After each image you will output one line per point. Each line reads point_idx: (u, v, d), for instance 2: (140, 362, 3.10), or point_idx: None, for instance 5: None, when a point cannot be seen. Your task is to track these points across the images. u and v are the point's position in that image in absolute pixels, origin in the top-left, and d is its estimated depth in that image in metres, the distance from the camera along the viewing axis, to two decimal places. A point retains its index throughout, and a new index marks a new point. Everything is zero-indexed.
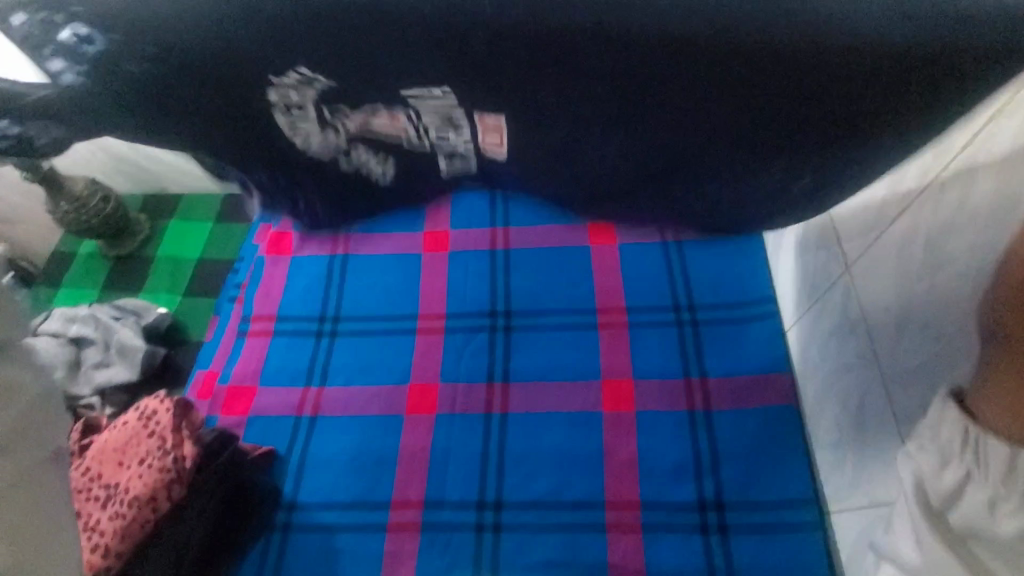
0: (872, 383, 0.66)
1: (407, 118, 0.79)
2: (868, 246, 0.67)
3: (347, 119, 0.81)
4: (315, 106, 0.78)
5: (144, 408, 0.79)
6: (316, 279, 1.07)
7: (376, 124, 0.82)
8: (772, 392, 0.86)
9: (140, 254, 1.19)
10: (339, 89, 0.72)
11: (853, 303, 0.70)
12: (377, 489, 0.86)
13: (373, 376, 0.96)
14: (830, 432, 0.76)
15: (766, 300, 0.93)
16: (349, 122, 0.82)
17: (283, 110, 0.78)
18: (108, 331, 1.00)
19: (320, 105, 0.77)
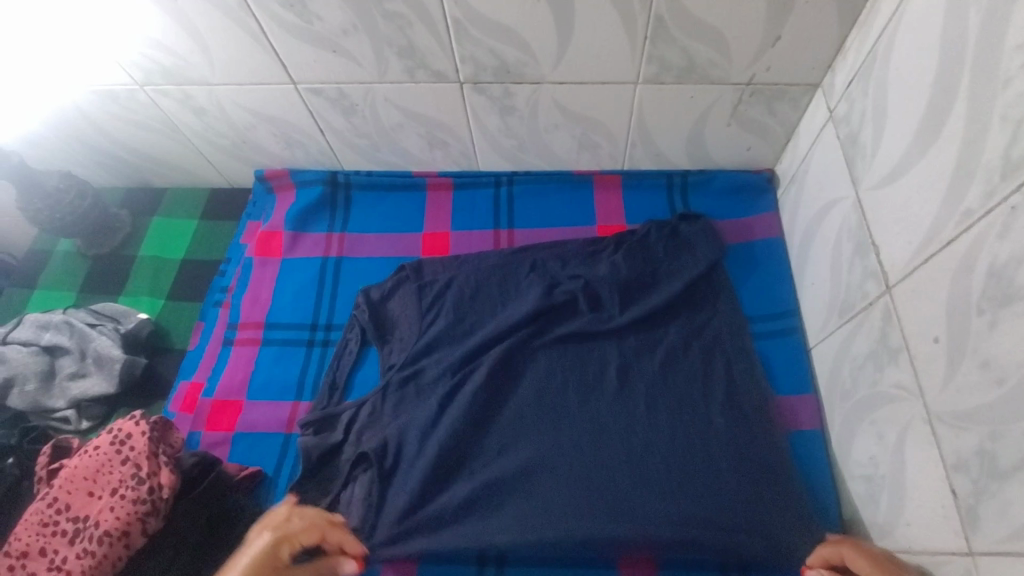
0: (913, 419, 0.60)
1: (408, 309, 0.92)
2: (914, 269, 0.60)
3: (392, 321, 0.93)
4: (373, 318, 0.93)
5: (116, 431, 0.73)
6: (307, 284, 1.01)
7: (398, 314, 0.92)
8: (797, 416, 0.81)
9: (121, 253, 1.12)
10: (377, 320, 0.92)
11: (893, 329, 0.63)
12: None
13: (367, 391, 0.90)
14: (862, 465, 0.70)
15: (789, 315, 0.88)
16: (391, 316, 0.93)
17: (355, 334, 0.94)
18: (83, 339, 0.94)
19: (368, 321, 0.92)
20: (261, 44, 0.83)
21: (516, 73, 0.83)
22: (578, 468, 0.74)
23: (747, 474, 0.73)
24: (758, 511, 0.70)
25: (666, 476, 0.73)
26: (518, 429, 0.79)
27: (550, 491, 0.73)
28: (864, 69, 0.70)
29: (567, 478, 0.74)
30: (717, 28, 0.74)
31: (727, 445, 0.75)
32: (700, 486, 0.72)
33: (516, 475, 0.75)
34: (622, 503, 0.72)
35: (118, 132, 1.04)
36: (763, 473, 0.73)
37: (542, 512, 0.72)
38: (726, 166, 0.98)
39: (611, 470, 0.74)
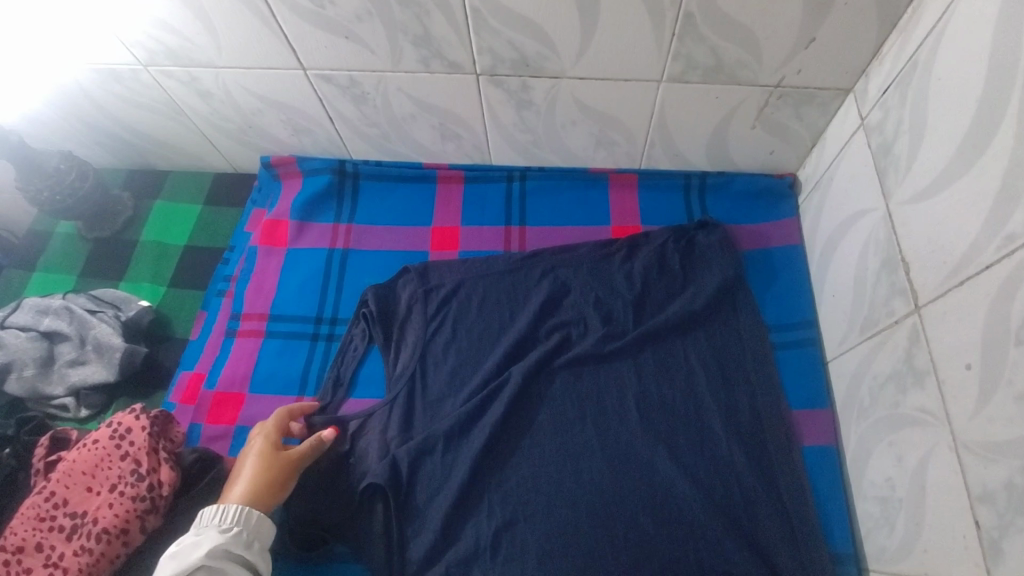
0: (937, 444, 0.58)
1: (416, 314, 0.91)
2: (947, 291, 0.57)
3: (399, 323, 0.92)
4: (376, 321, 0.91)
5: (116, 426, 0.72)
6: (312, 276, 0.99)
7: (403, 317, 0.92)
8: (812, 431, 0.80)
9: (122, 237, 1.09)
10: (383, 322, 0.92)
11: (920, 350, 0.61)
12: None
13: (372, 389, 0.90)
14: (877, 486, 0.69)
15: (806, 326, 0.86)
16: (398, 318, 0.92)
17: (360, 335, 0.93)
18: (83, 326, 0.92)
19: (372, 324, 0.91)
20: (270, 28, 0.79)
21: (536, 66, 0.80)
22: (597, 502, 0.76)
23: (761, 504, 0.75)
24: (773, 547, 0.72)
25: (689, 516, 0.74)
26: (538, 453, 0.80)
27: (574, 524, 0.75)
28: (903, 76, 0.67)
29: (589, 514, 0.75)
30: (749, 27, 0.70)
31: (747, 483, 0.76)
32: (721, 518, 0.73)
33: (535, 506, 0.77)
34: (640, 538, 0.73)
35: (121, 113, 1.01)
36: (782, 511, 0.74)
37: (562, 547, 0.74)
38: (747, 169, 0.95)
39: (630, 504, 0.76)
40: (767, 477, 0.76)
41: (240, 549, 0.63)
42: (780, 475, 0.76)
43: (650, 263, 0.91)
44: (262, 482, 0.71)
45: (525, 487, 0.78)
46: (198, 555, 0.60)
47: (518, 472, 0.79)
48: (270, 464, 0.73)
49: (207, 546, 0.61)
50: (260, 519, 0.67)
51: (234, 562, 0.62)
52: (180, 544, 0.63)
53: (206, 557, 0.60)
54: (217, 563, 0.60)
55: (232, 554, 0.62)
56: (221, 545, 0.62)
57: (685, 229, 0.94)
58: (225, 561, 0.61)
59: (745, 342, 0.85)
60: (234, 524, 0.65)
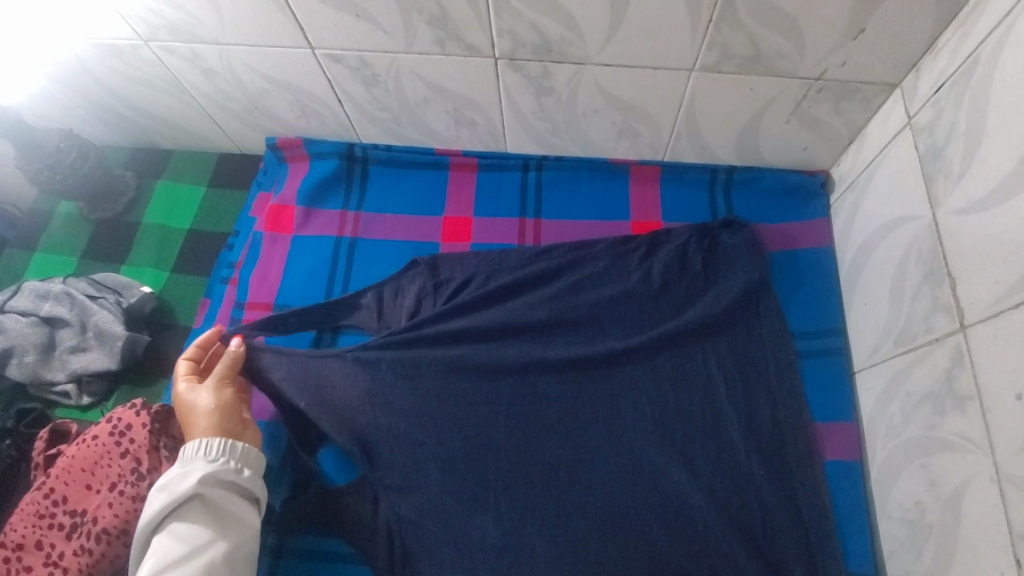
0: (977, 474, 0.55)
1: (414, 300, 0.89)
2: (997, 313, 0.54)
3: (396, 311, 0.89)
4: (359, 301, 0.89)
5: (115, 422, 0.70)
6: (319, 264, 0.95)
7: (392, 303, 0.90)
8: (837, 445, 0.77)
9: (125, 218, 1.06)
10: (373, 305, 0.89)
11: (962, 372, 0.58)
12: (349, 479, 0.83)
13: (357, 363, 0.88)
14: (904, 508, 0.66)
15: (834, 335, 0.82)
16: (385, 301, 0.90)
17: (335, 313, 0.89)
18: (84, 312, 0.90)
19: (355, 304, 0.89)
20: (276, 4, 0.74)
21: (558, 51, 0.75)
22: (609, 510, 0.74)
23: (779, 517, 0.72)
24: (790, 564, 0.70)
25: (701, 528, 0.72)
26: (550, 455, 0.78)
27: (585, 532, 0.73)
28: (960, 73, 0.61)
29: (600, 523, 0.73)
30: (794, 15, 0.65)
31: (765, 496, 0.73)
32: (736, 533, 0.71)
33: (545, 512, 0.74)
34: (651, 551, 0.71)
35: (123, 90, 0.97)
36: (799, 527, 0.72)
37: (571, 556, 0.72)
38: (777, 164, 0.90)
39: (641, 514, 0.73)
40: (787, 491, 0.74)
41: (230, 475, 0.65)
42: (800, 489, 0.74)
43: (670, 261, 0.87)
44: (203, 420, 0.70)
45: (535, 494, 0.76)
46: (188, 484, 0.62)
47: (528, 478, 0.76)
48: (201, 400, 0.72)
49: (196, 476, 0.63)
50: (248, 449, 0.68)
51: (225, 486, 0.65)
52: (167, 476, 0.64)
53: (197, 486, 0.62)
54: (209, 491, 0.63)
55: (223, 481, 0.64)
56: (212, 473, 0.64)
57: (708, 227, 0.89)
58: (217, 487, 0.64)
59: (768, 349, 0.81)
60: (220, 453, 0.66)
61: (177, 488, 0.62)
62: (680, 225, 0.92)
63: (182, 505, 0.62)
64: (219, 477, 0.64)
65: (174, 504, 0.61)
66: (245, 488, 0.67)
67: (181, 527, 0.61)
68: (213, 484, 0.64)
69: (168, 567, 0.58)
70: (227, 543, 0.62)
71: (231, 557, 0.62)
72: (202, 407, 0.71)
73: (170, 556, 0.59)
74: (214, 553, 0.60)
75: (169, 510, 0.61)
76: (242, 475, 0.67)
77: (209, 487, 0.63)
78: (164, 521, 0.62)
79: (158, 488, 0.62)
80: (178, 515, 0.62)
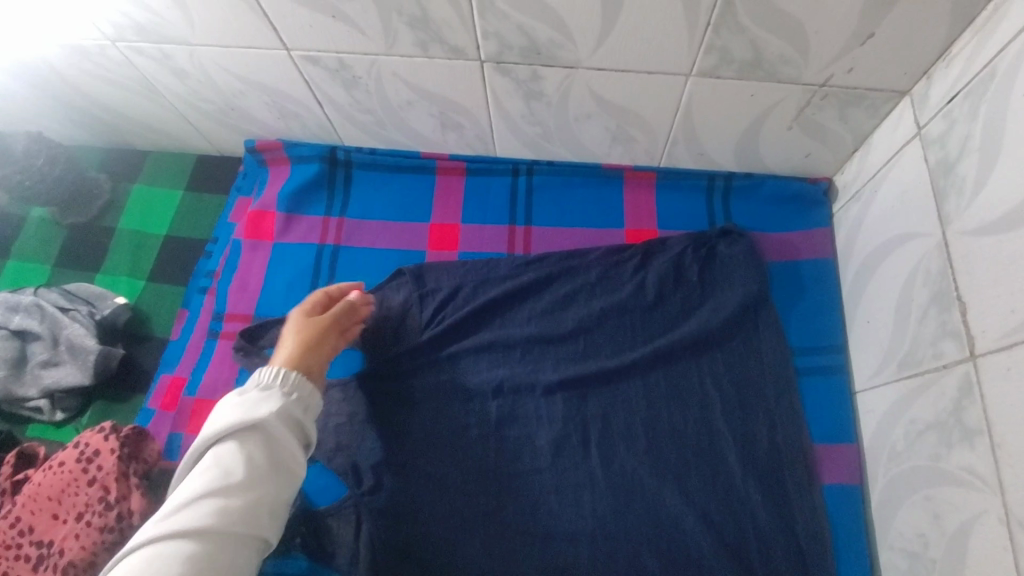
0: (984, 513, 0.53)
1: (397, 314, 0.86)
2: (1010, 345, 0.50)
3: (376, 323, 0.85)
4: None
5: (83, 448, 0.67)
6: (300, 273, 0.91)
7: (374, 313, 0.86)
8: (836, 467, 0.74)
9: (99, 223, 1.02)
10: None
11: (971, 405, 0.55)
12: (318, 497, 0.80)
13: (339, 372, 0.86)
14: (906, 539, 0.63)
15: (835, 351, 0.78)
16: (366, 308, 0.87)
17: None
18: (55, 325, 0.87)
19: None
20: (246, 2, 0.70)
21: (548, 54, 0.70)
22: (597, 537, 0.71)
23: (774, 544, 0.69)
24: None
25: (694, 556, 0.69)
26: (536, 477, 0.75)
27: (573, 559, 0.70)
28: (975, 84, 0.58)
29: (589, 550, 0.71)
30: (799, 18, 0.60)
31: (759, 522, 0.70)
32: (729, 562, 0.69)
33: (534, 540, 0.72)
34: None
35: (93, 90, 0.92)
36: (796, 555, 0.69)
37: None
38: (777, 171, 0.86)
39: (630, 541, 0.71)
40: (783, 516, 0.71)
41: (299, 415, 0.63)
42: (797, 515, 0.71)
43: (665, 273, 0.83)
44: (300, 346, 0.71)
45: (522, 520, 0.73)
46: (262, 413, 0.60)
47: (516, 503, 0.73)
48: (302, 329, 0.73)
49: (274, 405, 0.61)
50: (312, 390, 0.66)
51: (291, 425, 0.62)
52: (244, 392, 0.62)
53: (273, 415, 0.60)
54: (278, 427, 0.60)
55: (290, 419, 0.62)
56: (287, 406, 0.62)
57: (706, 236, 0.86)
58: (284, 425, 0.61)
59: (766, 367, 0.78)
60: (295, 390, 0.64)
61: (248, 414, 0.59)
62: (677, 233, 0.88)
63: (245, 431, 0.59)
64: (290, 411, 0.62)
65: (241, 426, 0.59)
66: (303, 433, 0.63)
67: (233, 454, 0.58)
68: (284, 418, 0.62)
69: (216, 493, 0.55)
70: (272, 489, 0.58)
71: (271, 505, 0.58)
72: (302, 336, 0.72)
73: (221, 482, 0.55)
74: (260, 494, 0.57)
75: (232, 432, 0.59)
76: (304, 420, 0.64)
77: (275, 423, 0.60)
78: (223, 440, 0.59)
79: (239, 400, 0.61)
80: (234, 442, 0.59)
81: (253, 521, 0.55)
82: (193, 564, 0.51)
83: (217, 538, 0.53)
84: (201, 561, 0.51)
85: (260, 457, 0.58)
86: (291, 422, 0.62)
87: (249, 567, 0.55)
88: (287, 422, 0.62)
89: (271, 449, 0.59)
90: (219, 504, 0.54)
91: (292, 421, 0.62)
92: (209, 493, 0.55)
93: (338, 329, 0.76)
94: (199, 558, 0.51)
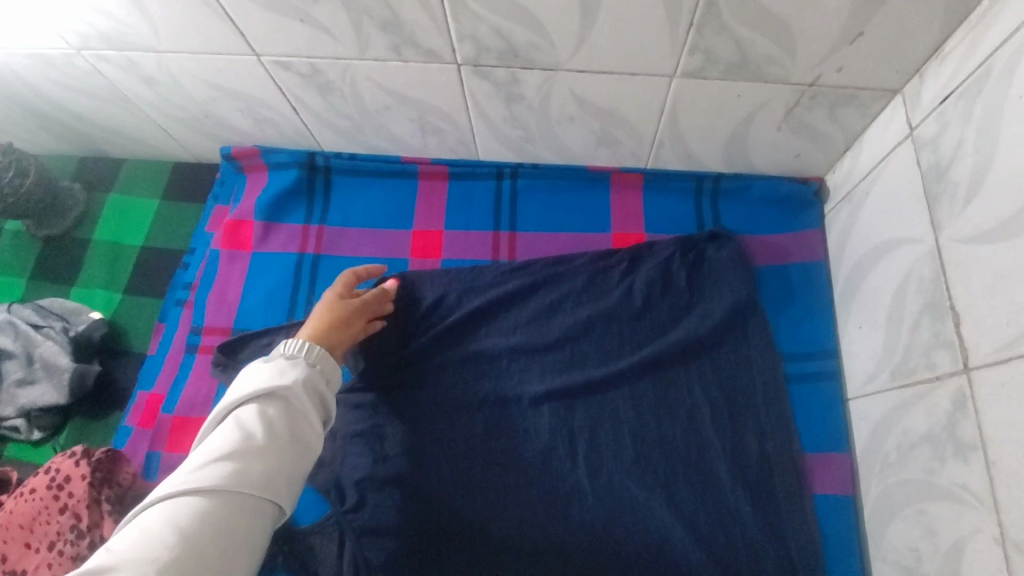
0: (978, 531, 0.51)
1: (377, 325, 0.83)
2: (1005, 359, 0.48)
3: None
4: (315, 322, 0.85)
5: (55, 474, 0.65)
6: (280, 284, 0.89)
7: None
8: (828, 477, 0.73)
9: (74, 235, 1.00)
10: None
11: (965, 419, 0.53)
12: (303, 515, 0.77)
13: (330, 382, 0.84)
14: (899, 552, 0.62)
15: (827, 357, 0.77)
16: None
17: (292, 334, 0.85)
18: (29, 343, 0.85)
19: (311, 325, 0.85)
20: (210, 7, 0.67)
21: (526, 57, 0.68)
22: (585, 554, 0.69)
23: (766, 558, 0.68)
24: None
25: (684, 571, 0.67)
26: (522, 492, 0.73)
27: None
28: (969, 84, 0.55)
29: (578, 567, 0.69)
30: (785, 18, 0.58)
31: (751, 534, 0.69)
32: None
33: (520, 558, 0.69)
34: None
35: (61, 99, 0.89)
36: (788, 569, 0.68)
37: None
38: (767, 171, 0.84)
39: (619, 557, 0.69)
40: (774, 528, 0.69)
41: (323, 388, 0.60)
42: (788, 527, 0.69)
43: (653, 278, 0.81)
44: (328, 322, 0.72)
45: (508, 539, 0.70)
46: (287, 379, 0.57)
47: (504, 519, 0.71)
48: (334, 306, 0.74)
49: (299, 373, 0.59)
50: (334, 363, 0.63)
51: (314, 397, 0.59)
52: (270, 360, 0.60)
53: (298, 383, 0.58)
54: (302, 395, 0.57)
55: (313, 389, 0.59)
56: (310, 375, 0.59)
57: (694, 240, 0.83)
58: (308, 395, 0.58)
59: (757, 375, 0.76)
60: (318, 361, 0.62)
61: (275, 378, 0.57)
62: (666, 236, 0.86)
63: (269, 396, 0.56)
64: (315, 381, 0.60)
65: (268, 389, 0.56)
66: (325, 407, 0.60)
67: (258, 417, 0.55)
68: (307, 388, 0.59)
69: (238, 455, 0.52)
70: (294, 457, 0.55)
71: (291, 476, 0.54)
72: (331, 311, 0.73)
73: (243, 445, 0.52)
74: (281, 460, 0.53)
75: (257, 396, 0.56)
76: (327, 392, 0.61)
77: (300, 390, 0.57)
78: (247, 405, 0.56)
79: (267, 366, 0.59)
80: (260, 405, 0.56)
81: (273, 487, 0.52)
82: (208, 522, 0.47)
83: (235, 499, 0.50)
84: (218, 521, 0.48)
85: (282, 424, 0.55)
86: (315, 393, 0.59)
87: (264, 536, 0.51)
88: (310, 392, 0.59)
89: (293, 417, 0.56)
90: (238, 464, 0.51)
91: (315, 391, 0.60)
92: (230, 454, 0.52)
93: (366, 314, 0.76)
94: (217, 518, 0.48)
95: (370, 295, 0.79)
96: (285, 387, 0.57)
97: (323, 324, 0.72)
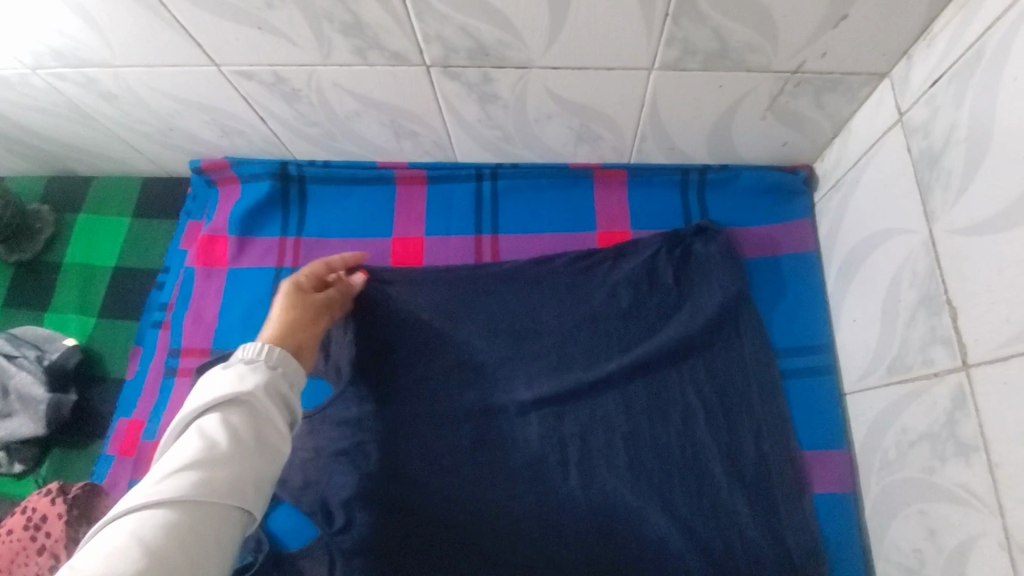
0: (983, 534, 0.49)
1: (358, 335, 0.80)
2: (1005, 357, 0.46)
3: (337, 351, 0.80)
4: None
5: (31, 514, 0.63)
6: (258, 300, 0.86)
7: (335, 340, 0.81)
8: (826, 475, 0.71)
9: (46, 259, 0.97)
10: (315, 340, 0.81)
11: (966, 417, 0.51)
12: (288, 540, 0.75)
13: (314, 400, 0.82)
14: (902, 553, 0.60)
15: (823, 351, 0.75)
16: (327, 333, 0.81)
17: None
18: (3, 374, 0.83)
19: None
20: (163, 19, 0.63)
21: (497, 55, 0.65)
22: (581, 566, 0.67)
23: (767, 563, 0.66)
24: None
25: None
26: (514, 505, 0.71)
27: None
28: (960, 66, 0.53)
29: None
30: (764, 4, 0.55)
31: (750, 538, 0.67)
32: None
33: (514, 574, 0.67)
34: None
35: (21, 119, 0.86)
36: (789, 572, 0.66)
37: None
38: (753, 161, 0.81)
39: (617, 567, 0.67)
40: (773, 530, 0.68)
41: (287, 392, 0.57)
42: (788, 529, 0.68)
43: (640, 277, 0.79)
44: (292, 320, 0.67)
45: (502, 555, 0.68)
46: (248, 385, 0.54)
47: (495, 534, 0.69)
48: (297, 305, 0.69)
49: (257, 378, 0.55)
50: (298, 365, 0.60)
51: (278, 400, 0.56)
52: (229, 367, 0.56)
53: (261, 389, 0.54)
54: (266, 400, 0.54)
55: (276, 393, 0.56)
56: (270, 380, 0.56)
57: (681, 235, 0.81)
58: (272, 399, 0.55)
59: (750, 372, 0.74)
60: (280, 364, 0.58)
61: (235, 385, 0.53)
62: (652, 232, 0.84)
63: (231, 404, 0.53)
64: (279, 387, 0.56)
65: (229, 398, 0.53)
66: (291, 410, 0.57)
67: (220, 425, 0.51)
68: (270, 393, 0.55)
69: (201, 466, 0.49)
70: (261, 464, 0.52)
71: (258, 483, 0.51)
72: (296, 312, 0.68)
73: (205, 455, 0.49)
74: (249, 467, 0.51)
75: (218, 405, 0.53)
76: (293, 397, 0.57)
77: (261, 397, 0.54)
78: (208, 414, 0.53)
79: (225, 372, 0.55)
80: (221, 414, 0.52)
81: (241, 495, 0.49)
82: (175, 536, 0.45)
83: (202, 511, 0.47)
84: (185, 534, 0.45)
85: (247, 431, 0.52)
86: (280, 399, 0.56)
87: (235, 547, 0.49)
88: (275, 398, 0.55)
89: (258, 424, 0.53)
90: (204, 474, 0.48)
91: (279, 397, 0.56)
92: (193, 465, 0.49)
93: (332, 310, 0.74)
94: (184, 531, 0.45)
95: (336, 291, 0.76)
96: (246, 395, 0.53)
97: (286, 324, 0.67)
